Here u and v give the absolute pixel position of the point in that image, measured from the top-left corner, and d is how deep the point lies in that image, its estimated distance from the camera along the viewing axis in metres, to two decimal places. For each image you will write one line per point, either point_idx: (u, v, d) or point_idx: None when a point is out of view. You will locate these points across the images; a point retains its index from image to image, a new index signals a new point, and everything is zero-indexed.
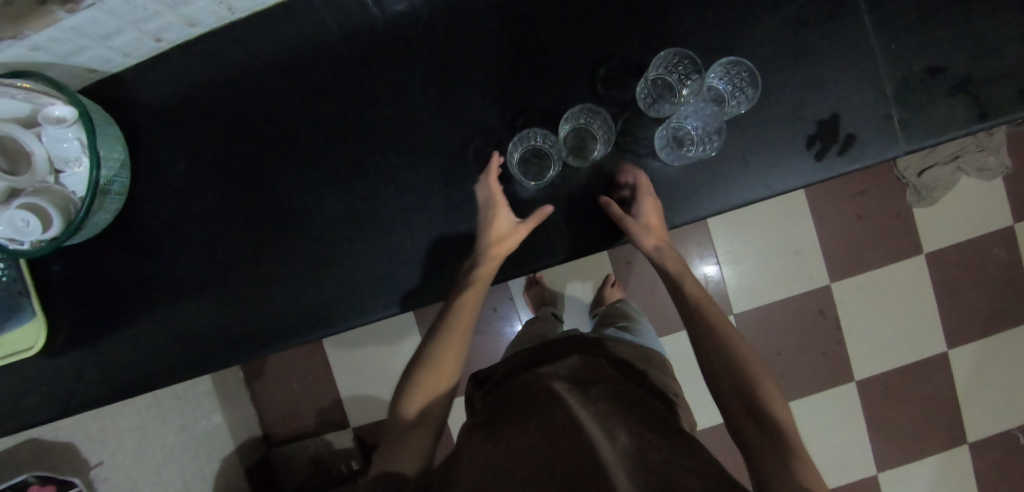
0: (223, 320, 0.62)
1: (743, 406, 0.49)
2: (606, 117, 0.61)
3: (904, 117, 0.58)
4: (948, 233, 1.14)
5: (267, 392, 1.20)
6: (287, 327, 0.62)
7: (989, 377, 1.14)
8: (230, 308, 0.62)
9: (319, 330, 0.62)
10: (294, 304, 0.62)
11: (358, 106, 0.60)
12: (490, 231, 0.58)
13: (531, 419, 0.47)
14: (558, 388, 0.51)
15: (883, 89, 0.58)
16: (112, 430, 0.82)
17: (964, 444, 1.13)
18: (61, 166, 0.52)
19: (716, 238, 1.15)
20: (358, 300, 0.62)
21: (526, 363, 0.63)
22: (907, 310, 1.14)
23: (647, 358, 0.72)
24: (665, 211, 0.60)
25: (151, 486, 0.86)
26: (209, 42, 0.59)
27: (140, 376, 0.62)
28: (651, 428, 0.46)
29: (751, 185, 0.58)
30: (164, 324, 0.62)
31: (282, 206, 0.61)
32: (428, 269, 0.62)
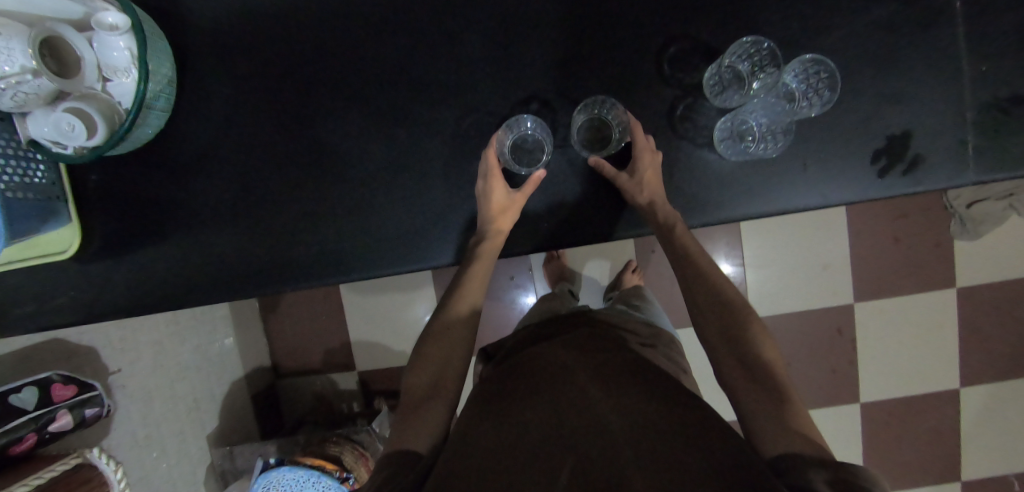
0: (253, 254, 0.62)
1: (742, 370, 0.47)
2: (613, 105, 0.57)
3: (986, 142, 0.54)
4: (987, 270, 1.09)
5: (280, 327, 1.23)
6: (315, 268, 0.62)
7: (997, 420, 1.12)
8: (260, 244, 0.62)
9: (344, 275, 0.62)
10: (323, 245, 0.62)
11: (414, 52, 0.58)
12: (487, 205, 0.57)
13: (539, 383, 0.48)
14: (567, 361, 0.51)
15: (970, 110, 0.54)
16: (133, 340, 0.85)
17: (957, 481, 1.13)
18: (109, 74, 0.51)
19: (746, 241, 1.12)
20: (386, 252, 0.61)
21: (536, 336, 0.62)
22: (929, 342, 1.11)
23: (658, 336, 0.69)
24: (711, 205, 0.57)
25: (162, 398, 0.89)
26: None
27: (169, 293, 0.64)
28: (655, 389, 0.46)
29: (805, 194, 0.55)
30: (194, 246, 0.63)
31: (321, 148, 0.61)
32: (461, 229, 0.62)
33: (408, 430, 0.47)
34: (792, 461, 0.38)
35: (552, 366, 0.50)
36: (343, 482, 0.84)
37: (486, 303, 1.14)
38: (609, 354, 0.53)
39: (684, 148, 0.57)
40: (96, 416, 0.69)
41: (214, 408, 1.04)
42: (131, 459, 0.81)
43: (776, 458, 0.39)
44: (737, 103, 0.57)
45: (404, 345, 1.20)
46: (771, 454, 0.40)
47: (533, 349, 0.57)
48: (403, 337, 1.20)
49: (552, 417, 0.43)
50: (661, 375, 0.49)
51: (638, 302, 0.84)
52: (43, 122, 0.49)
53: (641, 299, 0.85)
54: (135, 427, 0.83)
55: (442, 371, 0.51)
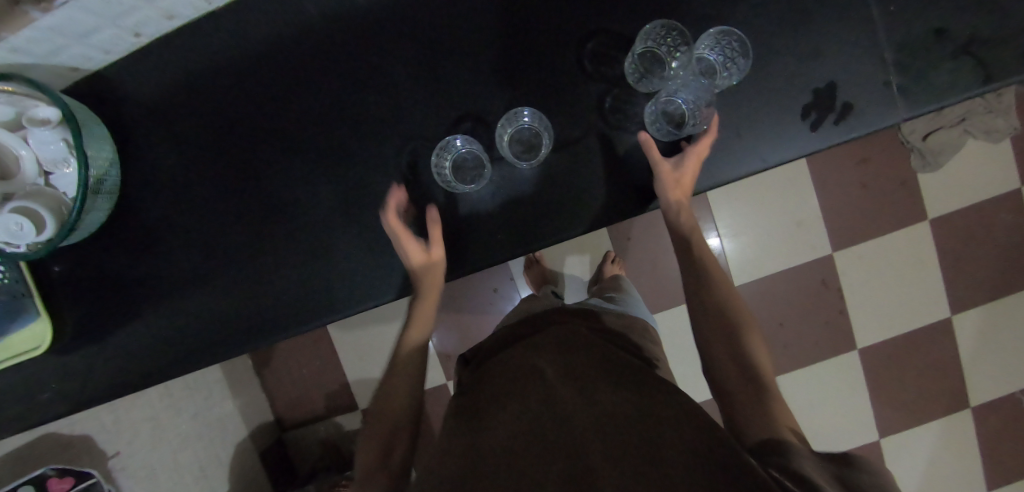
0: (222, 314, 0.62)
1: (733, 363, 0.50)
2: (536, 114, 0.58)
3: (904, 81, 0.56)
4: (954, 198, 1.12)
5: (278, 379, 1.23)
6: (286, 317, 0.62)
7: (992, 341, 1.14)
8: (227, 303, 0.62)
9: (315, 319, 0.63)
10: (290, 293, 0.62)
11: (346, 94, 0.59)
12: (412, 272, 0.58)
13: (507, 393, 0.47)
14: (539, 363, 0.50)
15: (883, 53, 0.55)
16: (129, 420, 0.85)
17: (966, 408, 1.14)
18: (50, 167, 0.51)
19: (717, 212, 1.14)
20: (353, 290, 0.62)
21: (509, 337, 0.62)
22: (912, 277, 1.13)
23: (630, 324, 0.69)
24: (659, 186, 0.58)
25: (166, 474, 0.89)
26: (189, 34, 0.58)
27: (147, 369, 0.64)
28: (621, 380, 0.46)
29: (746, 158, 0.56)
30: (166, 317, 0.63)
31: (273, 200, 0.61)
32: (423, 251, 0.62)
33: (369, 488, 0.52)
34: (772, 447, 0.40)
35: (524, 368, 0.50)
36: None
37: (476, 319, 1.14)
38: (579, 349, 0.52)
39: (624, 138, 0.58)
40: None
41: (223, 472, 1.03)
42: None
43: (760, 445, 0.42)
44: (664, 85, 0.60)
45: None
46: (753, 441, 0.43)
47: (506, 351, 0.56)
48: None
49: (527, 423, 0.42)
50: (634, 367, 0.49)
51: (612, 294, 0.84)
52: None
53: (617, 291, 0.86)
54: None
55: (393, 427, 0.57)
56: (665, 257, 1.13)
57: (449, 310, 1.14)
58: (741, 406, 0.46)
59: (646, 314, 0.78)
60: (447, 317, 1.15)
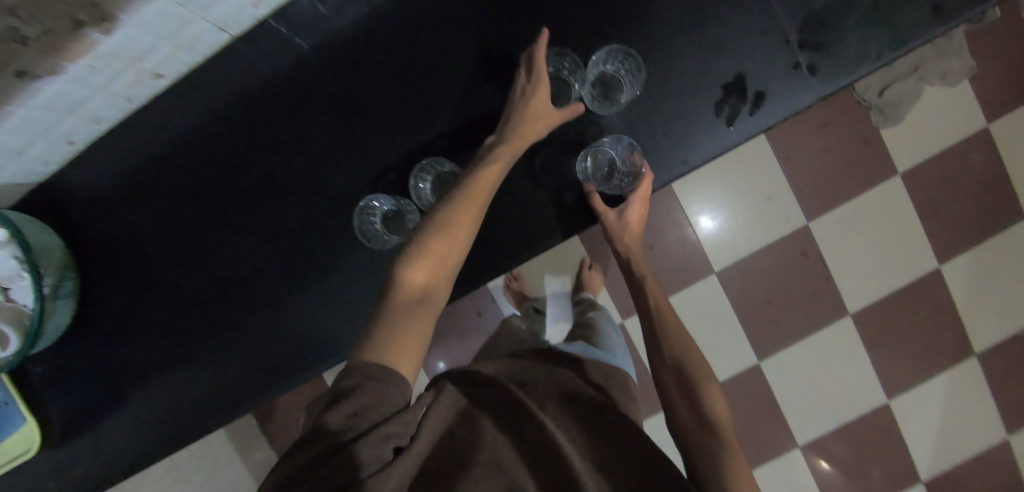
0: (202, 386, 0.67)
1: (693, 415, 0.56)
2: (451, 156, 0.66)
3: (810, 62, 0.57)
4: (920, 148, 1.10)
5: None
6: (264, 379, 0.67)
7: (986, 285, 1.11)
8: (206, 374, 0.67)
9: (288, 377, 0.67)
10: (263, 356, 0.67)
11: (292, 160, 0.66)
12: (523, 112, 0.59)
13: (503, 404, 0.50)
14: (528, 403, 0.49)
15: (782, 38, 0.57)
16: None
17: (971, 356, 1.12)
18: (7, 282, 0.55)
19: (686, 200, 1.14)
20: (320, 341, 0.66)
21: (494, 360, 0.60)
22: (891, 233, 1.12)
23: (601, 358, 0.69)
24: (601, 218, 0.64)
25: None
26: (139, 131, 0.64)
27: (137, 451, 0.67)
28: (606, 415, 0.50)
29: (671, 160, 0.60)
30: (153, 396, 0.67)
31: (241, 267, 0.67)
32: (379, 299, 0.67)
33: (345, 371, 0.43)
34: None
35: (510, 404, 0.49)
36: None
37: (465, 345, 1.16)
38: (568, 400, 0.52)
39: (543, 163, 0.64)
40: None
41: None
42: None
43: None
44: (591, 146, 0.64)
45: None
46: None
47: (490, 375, 0.55)
48: None
49: (510, 468, 0.42)
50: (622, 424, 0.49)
51: (592, 335, 0.79)
52: None
53: (597, 330, 0.81)
54: None
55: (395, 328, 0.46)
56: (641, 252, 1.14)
57: (438, 340, 1.16)
58: (708, 462, 0.51)
59: (627, 360, 0.73)
60: (437, 347, 1.16)
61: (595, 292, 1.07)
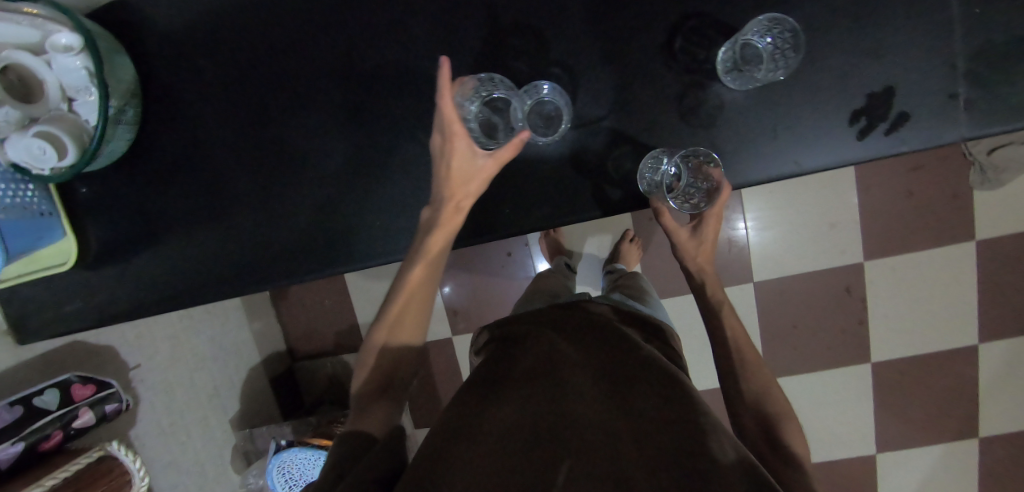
0: (235, 253, 0.65)
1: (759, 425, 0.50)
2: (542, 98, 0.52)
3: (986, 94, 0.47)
4: (1010, 220, 1.02)
5: (293, 312, 1.29)
6: (295, 264, 0.64)
7: (1017, 375, 1.08)
8: (241, 241, 0.64)
9: (315, 270, 0.64)
10: (299, 240, 0.63)
11: (363, 41, 0.57)
12: None
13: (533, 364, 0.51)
14: (565, 363, 0.50)
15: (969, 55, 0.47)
16: (148, 340, 0.92)
17: (973, 437, 1.10)
18: (72, 94, 0.52)
19: (747, 203, 1.09)
20: (357, 245, 0.63)
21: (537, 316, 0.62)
22: (944, 296, 1.07)
23: (648, 326, 0.66)
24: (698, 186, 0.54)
25: (182, 388, 0.97)
26: None
27: (160, 297, 0.67)
28: (634, 373, 0.48)
29: (782, 157, 0.50)
30: (184, 251, 0.66)
31: (289, 143, 0.61)
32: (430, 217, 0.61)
33: (370, 412, 0.49)
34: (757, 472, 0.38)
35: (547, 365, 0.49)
36: None
37: (485, 281, 1.16)
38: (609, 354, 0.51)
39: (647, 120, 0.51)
40: (117, 411, 0.74)
41: (235, 393, 1.12)
42: (158, 445, 0.89)
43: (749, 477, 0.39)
44: (652, 179, 0.55)
45: None
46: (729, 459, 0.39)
47: (524, 331, 0.57)
48: None
49: (529, 427, 0.44)
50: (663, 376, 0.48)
51: (633, 290, 0.83)
52: (15, 147, 0.50)
53: (638, 288, 0.84)
54: (159, 416, 0.91)
55: (397, 362, 0.52)
56: None
57: (460, 270, 1.16)
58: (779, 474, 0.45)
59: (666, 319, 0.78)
60: (458, 277, 1.16)
61: (629, 265, 1.05)
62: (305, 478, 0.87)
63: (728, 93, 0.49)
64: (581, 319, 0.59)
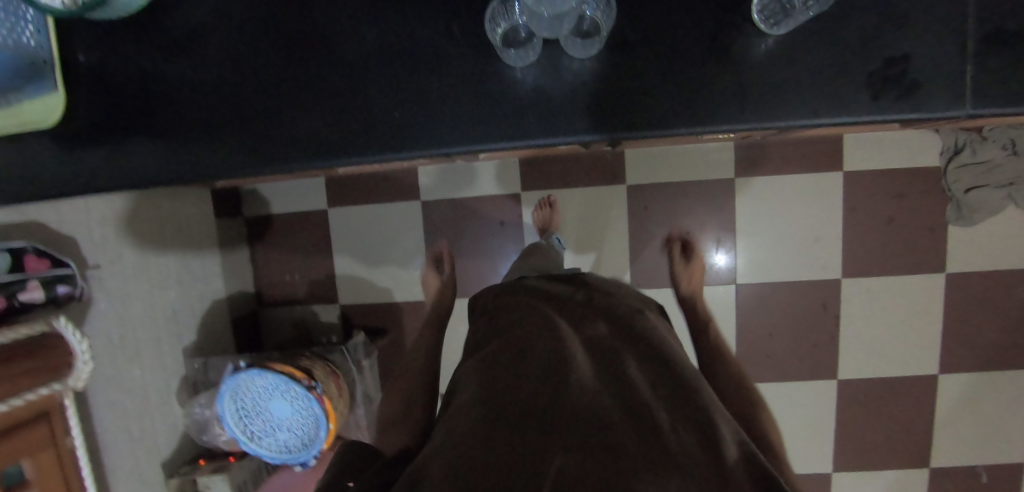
0: (234, 131, 0.58)
1: None
2: None
3: (992, 78, 0.49)
4: (979, 259, 1.08)
5: (267, 255, 1.22)
6: (298, 154, 0.56)
7: (970, 410, 1.12)
8: (242, 120, 0.58)
9: (304, 158, 0.56)
10: (294, 124, 0.56)
11: None
12: None
13: (522, 374, 0.49)
14: (557, 371, 0.49)
15: (986, 36, 0.49)
16: (110, 242, 0.86)
17: (926, 467, 1.14)
18: None
19: (739, 206, 1.10)
20: (354, 135, 0.55)
21: (522, 310, 0.60)
22: (912, 323, 1.11)
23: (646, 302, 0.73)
24: (716, 117, 0.50)
25: (137, 301, 0.91)
26: None
27: (128, 171, 0.60)
28: (614, 382, 0.48)
29: (797, 107, 0.50)
30: (170, 123, 0.59)
31: (303, 20, 0.57)
32: (445, 116, 0.54)
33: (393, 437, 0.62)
34: None
35: (533, 379, 0.48)
36: (311, 390, 0.79)
37: (476, 247, 1.15)
38: (595, 329, 0.56)
39: (675, 52, 0.51)
40: (68, 296, 0.68)
41: (193, 322, 1.05)
42: (104, 354, 0.82)
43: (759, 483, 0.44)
44: None
45: (388, 281, 1.18)
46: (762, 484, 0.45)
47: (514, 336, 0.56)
48: (389, 274, 1.18)
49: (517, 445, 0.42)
50: (645, 353, 0.53)
51: None
52: None
53: None
54: (111, 325, 0.84)
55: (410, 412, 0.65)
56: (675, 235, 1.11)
57: (451, 231, 1.15)
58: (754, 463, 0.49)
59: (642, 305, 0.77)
60: (444, 238, 1.15)
61: None
62: (258, 409, 0.81)
63: (760, 38, 0.51)
64: (569, 296, 0.64)
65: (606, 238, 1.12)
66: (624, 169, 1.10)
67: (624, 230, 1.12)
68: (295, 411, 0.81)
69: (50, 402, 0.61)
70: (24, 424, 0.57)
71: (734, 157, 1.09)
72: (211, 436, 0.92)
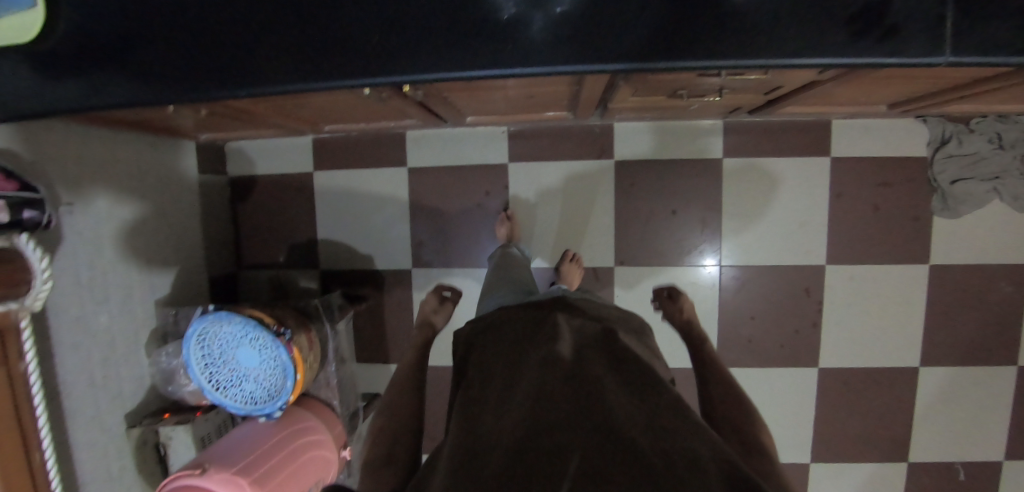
0: (192, 39, 0.48)
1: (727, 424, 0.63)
2: None
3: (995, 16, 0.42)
4: (963, 251, 1.08)
5: (249, 216, 1.20)
6: (254, 73, 0.49)
7: (949, 404, 1.12)
8: (198, 24, 0.48)
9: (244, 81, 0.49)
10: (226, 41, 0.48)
11: None
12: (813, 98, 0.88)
13: (502, 397, 0.56)
14: (532, 387, 0.55)
15: None
16: (84, 181, 0.83)
17: (903, 461, 1.13)
18: None
19: (726, 187, 1.09)
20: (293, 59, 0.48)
21: (505, 335, 0.67)
22: (895, 313, 1.10)
23: (627, 320, 0.77)
24: (658, 58, 0.46)
25: (108, 247, 0.88)
26: None
27: (59, 88, 0.53)
28: (580, 387, 0.54)
29: (746, 48, 0.45)
30: (87, 33, 0.50)
31: None
32: (395, 45, 0.46)
33: (382, 477, 0.64)
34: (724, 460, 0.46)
35: (509, 400, 0.55)
36: (279, 337, 0.78)
37: (460, 217, 1.14)
38: (569, 354, 0.59)
39: None
40: (35, 223, 0.66)
41: (166, 275, 1.03)
42: (69, 293, 0.79)
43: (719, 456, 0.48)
44: None
45: (370, 248, 1.17)
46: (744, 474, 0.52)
47: (497, 361, 0.63)
48: (373, 240, 1.17)
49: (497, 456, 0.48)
50: (613, 360, 0.59)
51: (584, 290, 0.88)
52: None
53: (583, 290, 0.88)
54: (80, 265, 0.82)
55: (396, 435, 0.69)
56: (661, 214, 1.10)
57: (437, 199, 1.14)
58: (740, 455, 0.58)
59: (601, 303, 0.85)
60: (429, 206, 1.15)
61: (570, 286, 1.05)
62: (225, 358, 0.79)
63: None
64: (543, 322, 0.66)
65: (592, 213, 1.12)
66: (612, 145, 1.10)
67: (609, 206, 1.12)
68: (261, 362, 0.79)
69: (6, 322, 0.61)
70: None
71: (722, 138, 1.09)
72: (177, 388, 0.92)
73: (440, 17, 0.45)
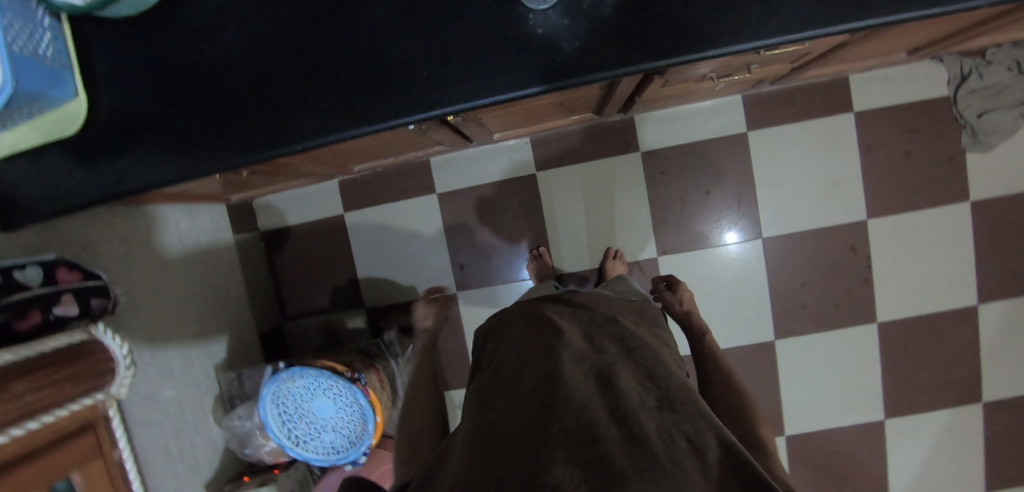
0: (241, 105, 0.46)
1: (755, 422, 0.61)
2: None
3: None
4: (1002, 182, 1.07)
5: (287, 266, 1.21)
6: (285, 134, 0.46)
7: (1015, 337, 1.10)
8: (244, 91, 0.46)
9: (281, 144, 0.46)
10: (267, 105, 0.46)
11: None
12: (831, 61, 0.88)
13: (512, 386, 0.53)
14: (540, 373, 0.52)
15: None
16: (133, 261, 0.83)
17: (978, 402, 1.12)
18: None
19: (755, 159, 1.09)
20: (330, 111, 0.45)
21: (517, 329, 0.65)
22: (945, 256, 1.09)
23: (641, 311, 0.76)
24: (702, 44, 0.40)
25: (163, 323, 0.88)
26: None
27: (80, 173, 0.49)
28: (589, 376, 0.51)
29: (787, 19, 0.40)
30: (120, 118, 0.48)
31: None
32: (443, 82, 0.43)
33: (403, 467, 0.64)
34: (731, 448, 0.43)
35: (518, 388, 0.52)
36: (355, 382, 0.77)
37: (496, 232, 1.14)
38: (579, 341, 0.59)
39: None
40: (102, 309, 0.63)
41: (219, 338, 1.03)
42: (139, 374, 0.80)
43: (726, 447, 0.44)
44: None
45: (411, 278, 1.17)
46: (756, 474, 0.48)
47: (507, 355, 0.60)
48: (413, 269, 1.17)
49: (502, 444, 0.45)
50: (623, 354, 0.57)
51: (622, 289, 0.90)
52: None
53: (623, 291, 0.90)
54: (143, 345, 0.82)
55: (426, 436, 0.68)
56: (695, 196, 1.10)
57: (469, 219, 1.14)
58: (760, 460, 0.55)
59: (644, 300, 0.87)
60: (464, 227, 1.15)
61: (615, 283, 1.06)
62: (301, 412, 0.79)
63: None
64: (551, 316, 0.64)
65: (626, 206, 1.12)
66: (636, 136, 1.10)
67: (642, 197, 1.11)
68: (339, 409, 0.79)
69: (94, 414, 0.62)
70: (73, 435, 0.59)
71: (745, 111, 1.09)
72: (253, 449, 0.91)
73: (479, 39, 0.43)
